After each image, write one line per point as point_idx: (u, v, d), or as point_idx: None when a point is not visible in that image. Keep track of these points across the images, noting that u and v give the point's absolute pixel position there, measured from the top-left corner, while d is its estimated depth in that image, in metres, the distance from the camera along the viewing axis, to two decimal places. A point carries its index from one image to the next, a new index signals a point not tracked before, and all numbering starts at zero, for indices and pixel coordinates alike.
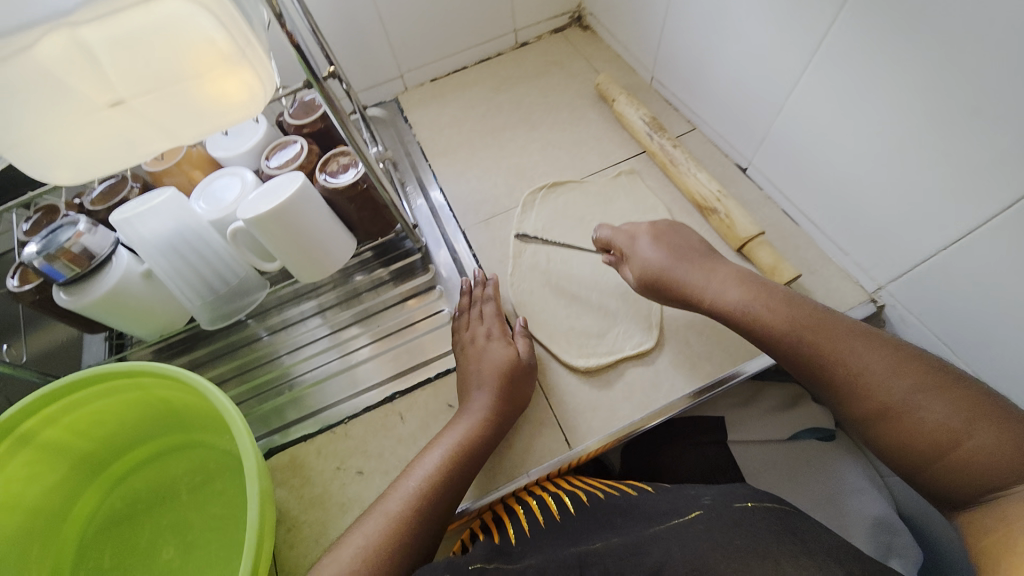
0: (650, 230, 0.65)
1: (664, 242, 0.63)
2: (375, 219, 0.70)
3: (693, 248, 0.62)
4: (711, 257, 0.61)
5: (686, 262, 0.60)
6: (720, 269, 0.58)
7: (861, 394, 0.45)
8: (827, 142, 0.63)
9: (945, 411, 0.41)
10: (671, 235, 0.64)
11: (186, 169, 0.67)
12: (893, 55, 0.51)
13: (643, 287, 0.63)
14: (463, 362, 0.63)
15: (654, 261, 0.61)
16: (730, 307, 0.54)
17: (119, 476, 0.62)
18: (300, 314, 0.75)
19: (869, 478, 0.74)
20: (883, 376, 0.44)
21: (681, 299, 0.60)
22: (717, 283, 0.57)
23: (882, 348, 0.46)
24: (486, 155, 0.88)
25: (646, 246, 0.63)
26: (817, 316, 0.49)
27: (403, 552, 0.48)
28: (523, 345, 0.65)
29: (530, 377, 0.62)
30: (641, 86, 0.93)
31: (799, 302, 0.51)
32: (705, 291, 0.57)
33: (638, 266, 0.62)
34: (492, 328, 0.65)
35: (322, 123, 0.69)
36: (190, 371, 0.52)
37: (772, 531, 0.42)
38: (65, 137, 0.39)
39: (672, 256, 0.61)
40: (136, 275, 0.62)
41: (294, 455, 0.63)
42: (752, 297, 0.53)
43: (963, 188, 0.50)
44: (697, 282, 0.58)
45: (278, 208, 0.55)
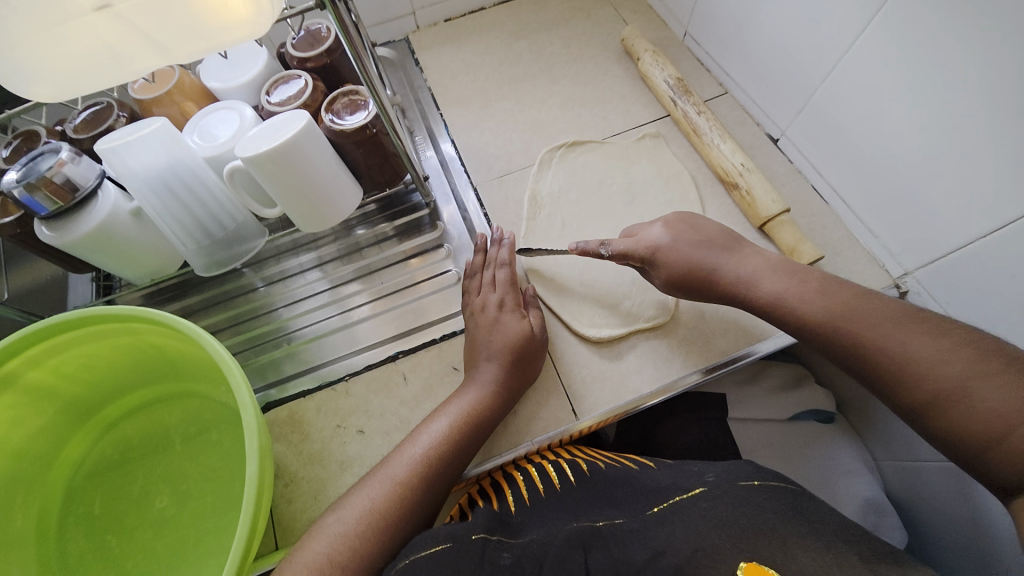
0: (665, 231, 0.59)
1: (684, 239, 0.58)
2: (383, 168, 0.65)
3: (717, 242, 0.57)
4: (738, 247, 0.57)
5: (715, 257, 0.56)
6: (750, 258, 0.55)
7: (906, 383, 0.43)
8: (870, 116, 0.58)
9: (1001, 398, 0.39)
10: (692, 231, 0.58)
11: (178, 100, 0.61)
12: (960, 19, 0.46)
13: (671, 290, 0.59)
14: (474, 330, 0.60)
15: (684, 266, 0.56)
16: (762, 298, 0.52)
17: (109, 422, 0.60)
18: (299, 266, 0.72)
19: (864, 462, 0.74)
20: (930, 363, 0.42)
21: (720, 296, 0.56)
22: (747, 272, 0.54)
23: (929, 333, 0.43)
24: (502, 106, 0.82)
25: (670, 253, 0.57)
26: (856, 301, 0.47)
27: (406, 521, 0.48)
28: (536, 319, 0.62)
29: (544, 354, 0.60)
30: (673, 41, 0.87)
31: (839, 288, 0.49)
32: (740, 285, 0.54)
33: (666, 272, 0.57)
34: (504, 297, 0.62)
35: (328, 58, 0.63)
36: (183, 319, 0.49)
37: (778, 510, 0.40)
38: (47, 47, 0.34)
39: (699, 255, 0.56)
40: (125, 213, 0.57)
41: (293, 410, 0.61)
42: (786, 287, 0.51)
43: (1014, 173, 0.47)
44: (729, 275, 0.55)
45: (281, 147, 0.50)
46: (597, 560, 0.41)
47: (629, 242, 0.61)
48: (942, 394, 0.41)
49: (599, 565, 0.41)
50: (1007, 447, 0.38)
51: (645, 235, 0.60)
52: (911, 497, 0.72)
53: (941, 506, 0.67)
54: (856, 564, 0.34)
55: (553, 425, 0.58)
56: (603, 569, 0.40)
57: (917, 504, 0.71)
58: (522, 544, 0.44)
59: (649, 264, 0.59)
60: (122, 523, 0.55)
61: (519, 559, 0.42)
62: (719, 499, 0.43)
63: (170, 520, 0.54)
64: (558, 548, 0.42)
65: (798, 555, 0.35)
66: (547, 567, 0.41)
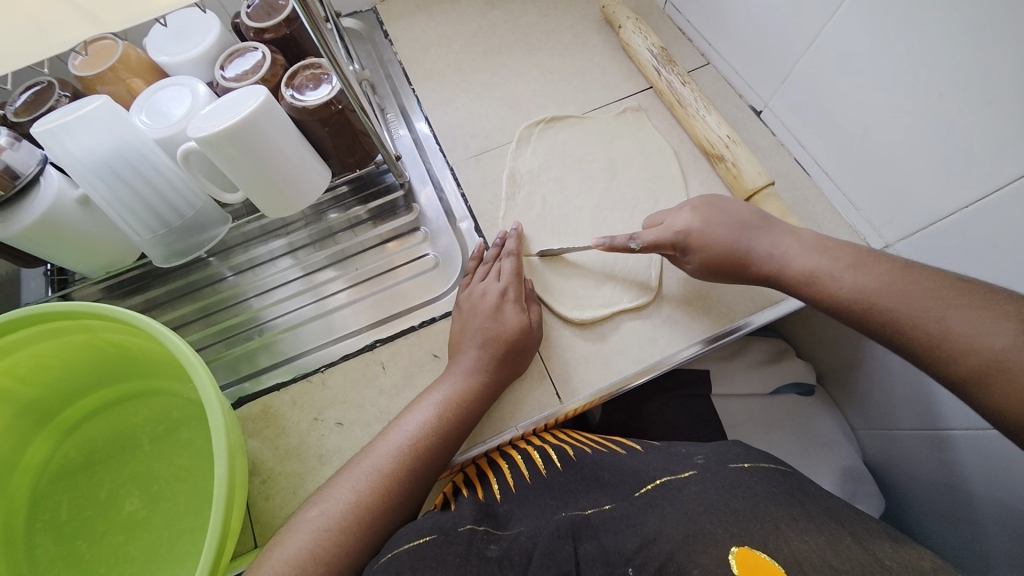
0: (693, 214, 0.58)
1: (715, 222, 0.56)
2: (352, 148, 0.62)
3: (748, 223, 0.56)
4: (769, 225, 0.56)
5: (746, 239, 0.55)
6: (784, 236, 0.54)
7: (949, 357, 0.41)
8: (854, 86, 0.57)
9: None
10: (721, 215, 0.57)
11: (124, 77, 0.56)
12: None
13: (705, 275, 0.58)
14: (464, 316, 0.58)
15: (719, 250, 0.55)
16: (795, 276, 0.52)
17: (71, 425, 0.57)
18: (268, 254, 0.68)
19: (843, 432, 0.76)
20: (972, 336, 0.40)
21: (757, 277, 0.55)
22: (776, 250, 0.53)
23: (969, 305, 0.41)
24: (477, 80, 0.78)
25: (702, 237, 0.56)
26: (892, 274, 0.46)
27: (387, 513, 0.46)
28: (536, 314, 0.60)
29: (536, 349, 0.58)
30: (653, 9, 0.83)
31: (874, 260, 0.48)
32: (773, 264, 0.53)
33: (701, 258, 0.56)
34: (507, 288, 0.59)
35: (287, 29, 0.58)
36: (140, 315, 0.46)
37: (769, 492, 0.41)
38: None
39: (731, 238, 0.55)
40: (71, 201, 0.52)
41: (267, 405, 0.58)
42: (821, 262, 0.51)
43: (1000, 142, 0.46)
44: (761, 255, 0.54)
45: (240, 125, 0.47)
46: (587, 550, 0.41)
47: (657, 231, 0.59)
48: (982, 369, 0.39)
49: (589, 556, 0.40)
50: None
51: (674, 221, 0.59)
52: (888, 462, 0.75)
53: (917, 472, 0.70)
54: (851, 546, 0.35)
55: (538, 409, 0.57)
56: (593, 561, 0.39)
57: (895, 468, 0.74)
58: (510, 537, 0.44)
59: (681, 251, 0.58)
60: (91, 528, 0.52)
61: (506, 551, 0.42)
62: (709, 482, 0.43)
63: (142, 522, 0.52)
64: (547, 539, 0.42)
65: (789, 539, 0.35)
66: (536, 559, 0.40)
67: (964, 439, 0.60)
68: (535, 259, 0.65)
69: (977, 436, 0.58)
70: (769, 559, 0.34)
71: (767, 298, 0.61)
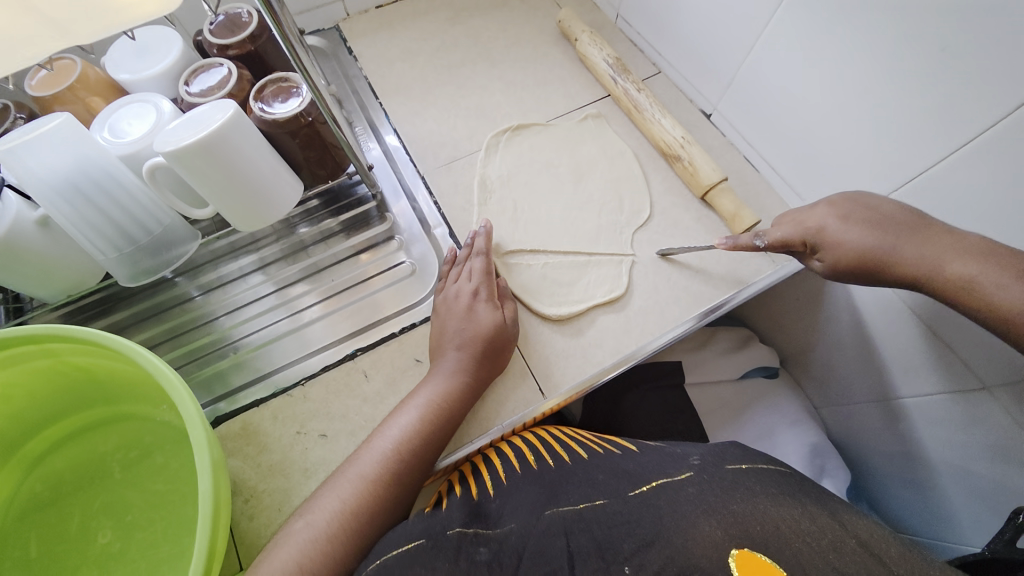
0: (830, 211, 0.53)
1: (859, 219, 0.50)
2: (323, 160, 0.62)
3: (898, 221, 0.49)
4: (925, 222, 0.48)
5: (897, 238, 0.48)
6: (943, 236, 0.46)
7: None
8: (797, 85, 0.62)
9: None
10: (867, 211, 0.51)
11: (83, 96, 0.55)
12: None
13: (840, 278, 0.52)
14: (442, 319, 0.59)
15: (861, 250, 0.49)
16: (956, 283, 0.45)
17: (36, 457, 0.54)
18: (238, 271, 0.67)
19: (808, 411, 0.81)
20: None
21: (905, 282, 0.48)
22: (935, 254, 0.46)
23: None
24: (442, 93, 0.81)
25: (840, 235, 0.51)
26: None
27: (375, 518, 0.46)
28: (510, 311, 0.61)
29: (514, 344, 0.59)
30: (606, 24, 0.88)
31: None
32: (926, 268, 0.46)
33: (835, 257, 0.51)
34: (479, 287, 0.60)
35: (252, 45, 0.59)
36: (108, 334, 0.44)
37: (768, 492, 0.43)
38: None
39: (876, 239, 0.49)
40: (30, 223, 0.51)
41: (247, 422, 0.57)
42: (991, 268, 0.43)
43: (921, 132, 0.51)
44: (913, 259, 0.47)
45: (208, 139, 0.46)
46: (580, 543, 0.43)
47: (786, 229, 0.56)
48: None
49: (581, 548, 0.43)
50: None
51: (808, 217, 0.54)
52: (849, 436, 0.80)
53: (879, 443, 0.75)
54: (855, 548, 0.38)
55: (523, 405, 0.58)
56: (586, 555, 0.42)
57: (856, 441, 0.79)
58: (499, 538, 0.45)
59: (813, 249, 0.54)
60: (62, 564, 0.49)
61: (496, 554, 0.43)
62: (707, 484, 0.45)
63: (118, 554, 0.49)
64: (538, 538, 0.44)
65: (790, 540, 0.39)
66: (527, 556, 0.43)
67: (915, 407, 0.65)
68: (511, 260, 0.67)
69: (925, 403, 0.63)
70: (769, 560, 0.38)
71: (730, 286, 0.65)
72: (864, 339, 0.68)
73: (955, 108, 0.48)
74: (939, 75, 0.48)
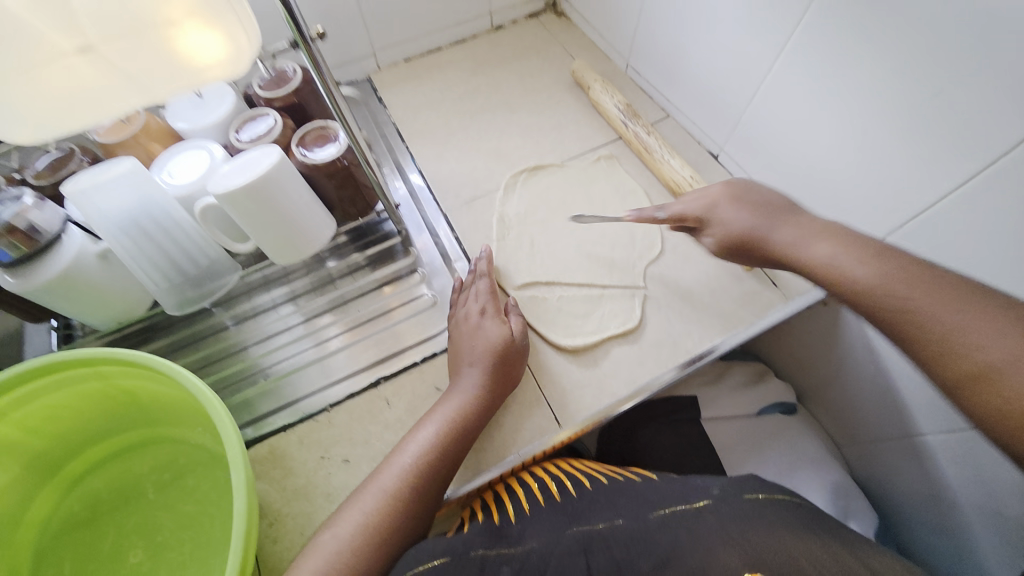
0: (723, 193, 0.61)
1: (745, 202, 0.58)
2: (354, 199, 0.67)
3: (772, 206, 0.56)
4: (795, 211, 0.55)
5: (772, 219, 0.55)
6: (807, 221, 0.53)
7: (948, 358, 0.39)
8: (801, 128, 0.65)
9: None
10: (753, 196, 0.58)
11: (144, 142, 0.61)
12: (868, 36, 0.53)
13: (723, 253, 0.60)
14: (456, 339, 0.62)
15: (739, 227, 0.57)
16: (817, 263, 0.50)
17: (76, 477, 0.57)
18: (270, 301, 0.71)
19: (828, 448, 0.80)
20: (979, 338, 0.38)
21: (773, 259, 0.55)
22: (802, 234, 0.52)
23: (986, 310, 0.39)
24: (464, 137, 0.87)
25: (727, 213, 0.59)
26: (901, 267, 0.44)
27: (398, 536, 0.47)
28: (517, 325, 0.64)
29: (523, 359, 0.62)
30: (617, 73, 0.95)
31: (891, 254, 0.46)
32: (789, 244, 0.53)
33: (720, 232, 0.59)
34: (486, 306, 0.64)
35: (295, 98, 0.65)
36: (158, 357, 0.48)
37: (785, 525, 0.44)
38: (19, 88, 0.33)
39: (759, 221, 0.56)
40: (91, 256, 0.56)
41: (274, 446, 0.60)
42: (843, 249, 0.48)
43: (922, 175, 0.54)
44: (780, 240, 0.54)
45: (256, 182, 0.52)
46: (599, 562, 0.43)
47: (686, 205, 0.63)
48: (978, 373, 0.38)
49: (602, 567, 0.43)
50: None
51: (704, 198, 0.63)
52: (874, 475, 0.78)
53: (902, 483, 0.73)
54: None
55: (538, 435, 0.60)
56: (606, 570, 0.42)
57: (879, 482, 0.77)
58: (521, 556, 0.45)
59: (703, 226, 0.62)
60: None
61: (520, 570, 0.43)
62: (722, 514, 0.45)
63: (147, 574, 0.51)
64: (560, 557, 0.44)
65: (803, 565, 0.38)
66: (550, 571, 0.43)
67: (938, 445, 0.65)
68: (528, 292, 0.70)
69: (951, 440, 0.63)
70: None
71: (741, 320, 0.67)
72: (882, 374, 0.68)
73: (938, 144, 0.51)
74: (936, 119, 0.51)
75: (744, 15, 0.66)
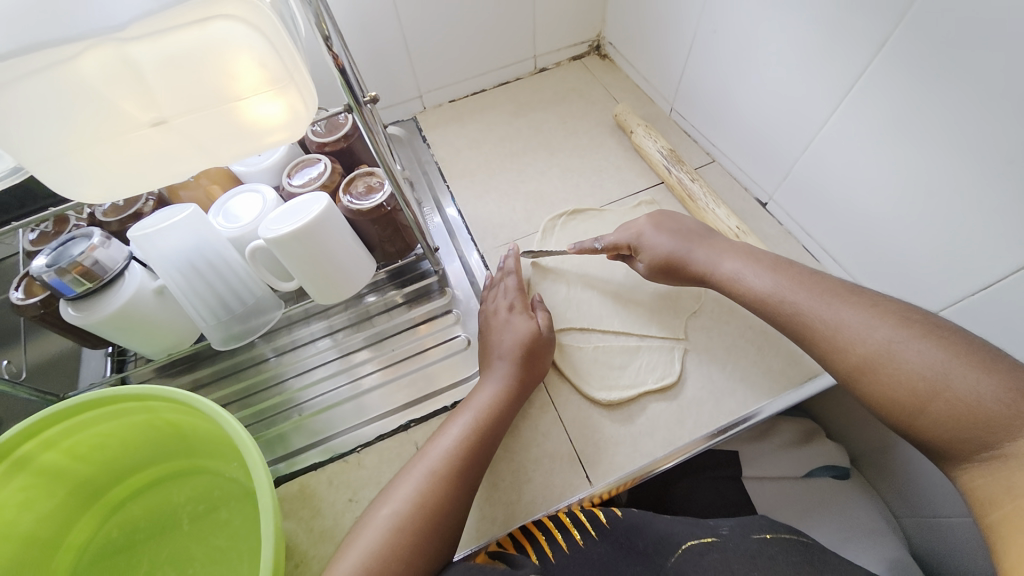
0: (648, 222, 0.69)
1: (664, 227, 0.67)
2: (394, 239, 0.69)
3: (692, 233, 0.65)
4: (710, 238, 0.64)
5: (691, 244, 0.64)
6: (719, 247, 0.63)
7: (840, 349, 0.48)
8: (854, 179, 0.62)
9: (923, 358, 0.43)
10: (671, 224, 0.67)
11: (204, 184, 0.65)
12: (934, 93, 0.50)
13: (654, 274, 0.67)
14: (486, 332, 0.66)
15: (664, 252, 0.65)
16: (725, 275, 0.60)
17: (117, 502, 0.59)
18: (310, 335, 0.73)
19: (886, 520, 0.73)
20: (858, 329, 0.47)
21: (694, 278, 0.64)
22: (714, 255, 0.62)
23: (861, 303, 0.49)
24: (505, 178, 0.88)
25: (652, 239, 0.66)
26: (798, 276, 0.55)
27: (450, 513, 0.50)
28: (543, 319, 0.67)
29: (551, 351, 0.65)
30: (660, 116, 0.94)
31: (787, 265, 0.57)
32: (706, 267, 0.62)
33: (649, 258, 0.66)
34: (514, 302, 0.68)
35: (345, 142, 0.68)
36: (202, 398, 0.50)
37: (791, 563, 0.46)
38: (96, 153, 0.36)
39: (678, 244, 0.64)
40: (149, 292, 0.59)
41: (304, 484, 0.61)
42: (745, 264, 0.59)
43: (997, 243, 0.50)
44: (698, 260, 0.63)
45: (302, 229, 0.54)
46: None
47: (618, 234, 0.71)
48: (870, 356, 0.46)
49: None
50: (1011, 449, 0.37)
51: (631, 227, 0.70)
52: (941, 554, 0.70)
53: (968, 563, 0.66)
54: None
55: (568, 491, 0.58)
56: None
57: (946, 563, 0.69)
58: None
59: (635, 252, 0.69)
60: None
61: None
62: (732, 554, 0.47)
63: None
64: None
65: None
66: None
67: None
68: (562, 339, 0.69)
69: None
70: None
71: (789, 381, 0.63)
72: None
73: (935, 167, 0.53)
74: (1015, 188, 0.47)
75: (796, 65, 0.64)
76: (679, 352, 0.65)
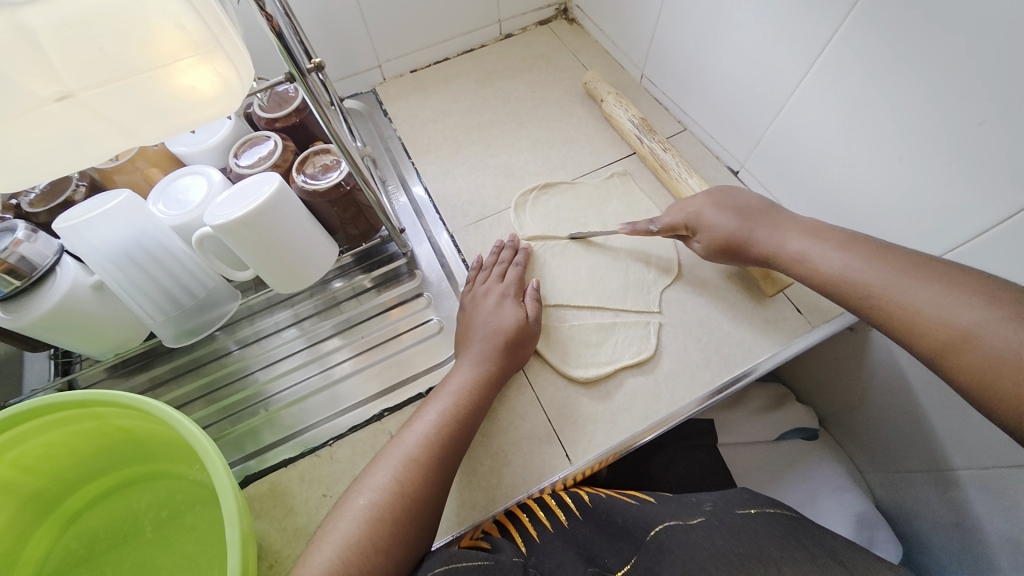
0: (707, 200, 0.65)
1: (727, 205, 0.63)
2: (357, 221, 0.65)
3: (755, 211, 0.61)
4: (774, 212, 0.60)
5: (755, 223, 0.60)
6: (785, 223, 0.58)
7: (919, 332, 0.44)
8: (825, 145, 0.61)
9: (1009, 343, 0.39)
10: (732, 201, 0.63)
11: (142, 167, 0.60)
12: (902, 55, 0.49)
13: (713, 256, 0.64)
14: (469, 313, 0.64)
15: (724, 232, 0.62)
16: (787, 254, 0.57)
17: (74, 513, 0.55)
18: (274, 325, 0.69)
19: (852, 477, 0.76)
20: (938, 310, 0.43)
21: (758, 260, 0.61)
22: (777, 235, 0.58)
23: (942, 282, 0.44)
24: (471, 153, 0.84)
25: (712, 218, 0.63)
26: (870, 252, 0.50)
27: (428, 498, 0.49)
28: (533, 308, 0.65)
29: (537, 341, 0.64)
30: (630, 83, 0.91)
31: (862, 241, 0.52)
32: (771, 244, 0.58)
33: (709, 238, 0.63)
34: (506, 287, 0.66)
35: (297, 117, 0.63)
36: (152, 401, 0.46)
37: (773, 538, 0.46)
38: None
39: (740, 223, 0.61)
40: (86, 287, 0.54)
41: (274, 482, 0.58)
42: (813, 242, 0.55)
43: (963, 204, 0.50)
44: (762, 240, 0.59)
45: (252, 215, 0.49)
46: None
47: (673, 214, 0.67)
48: (951, 340, 0.42)
49: None
50: None
51: (689, 206, 0.66)
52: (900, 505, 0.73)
53: (926, 512, 0.69)
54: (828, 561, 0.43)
55: (548, 471, 0.57)
56: None
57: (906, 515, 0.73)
58: None
59: (693, 232, 0.65)
60: None
61: None
62: (715, 529, 0.47)
63: None
64: None
65: None
66: None
67: (969, 478, 0.61)
68: (545, 319, 0.67)
69: (984, 475, 0.59)
70: None
71: (761, 350, 0.64)
72: (910, 405, 0.65)
73: (908, 127, 0.52)
74: (982, 150, 0.47)
75: (767, 29, 0.62)
76: (654, 325, 0.65)
